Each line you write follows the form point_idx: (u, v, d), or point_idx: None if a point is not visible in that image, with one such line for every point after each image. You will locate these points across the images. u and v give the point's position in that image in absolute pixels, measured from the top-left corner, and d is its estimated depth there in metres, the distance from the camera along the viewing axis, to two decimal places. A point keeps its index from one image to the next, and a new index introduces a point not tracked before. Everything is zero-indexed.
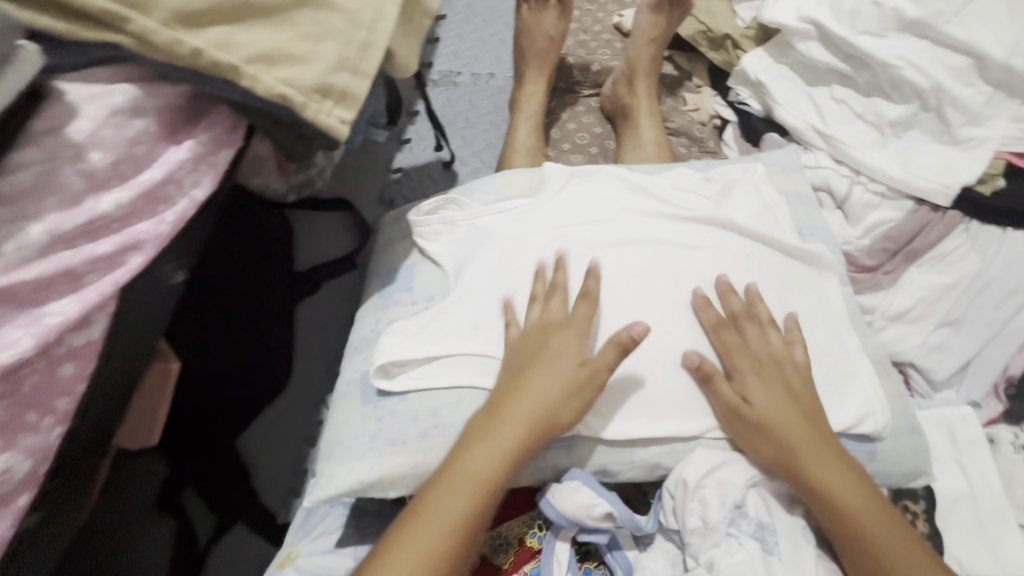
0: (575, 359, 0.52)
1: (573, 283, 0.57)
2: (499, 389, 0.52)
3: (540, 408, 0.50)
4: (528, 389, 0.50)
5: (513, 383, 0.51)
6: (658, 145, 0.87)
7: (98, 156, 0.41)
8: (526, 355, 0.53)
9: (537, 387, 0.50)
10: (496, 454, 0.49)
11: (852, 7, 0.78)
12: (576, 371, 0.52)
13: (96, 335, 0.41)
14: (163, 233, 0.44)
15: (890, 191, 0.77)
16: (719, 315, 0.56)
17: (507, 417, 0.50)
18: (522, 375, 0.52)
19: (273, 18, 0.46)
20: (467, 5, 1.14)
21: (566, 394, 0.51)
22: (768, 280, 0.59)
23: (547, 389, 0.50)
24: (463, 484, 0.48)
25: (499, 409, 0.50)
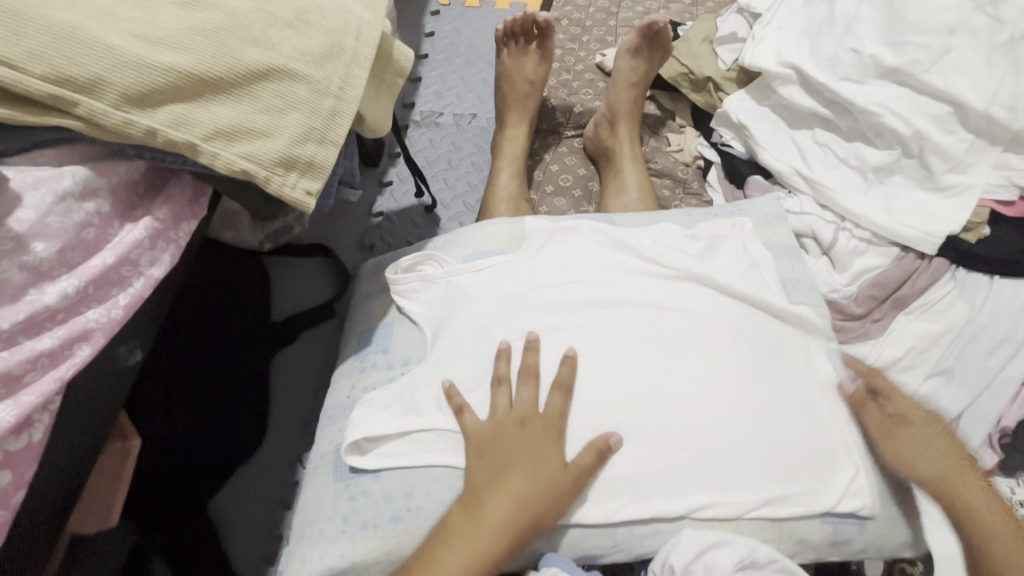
0: (557, 461, 0.51)
1: (545, 368, 0.55)
2: (473, 485, 0.50)
3: (517, 511, 0.48)
4: (506, 487, 0.49)
5: (490, 479, 0.50)
6: (642, 189, 0.87)
7: (41, 246, 0.39)
8: (501, 450, 0.51)
9: (516, 484, 0.49)
10: (470, 553, 0.47)
11: (831, 53, 0.79)
12: (559, 476, 0.50)
13: (38, 436, 0.38)
14: (116, 318, 0.42)
15: (876, 237, 0.76)
16: (708, 378, 0.54)
17: (481, 520, 0.48)
18: (497, 473, 0.50)
19: (233, 93, 0.44)
20: (450, 44, 1.14)
21: (546, 493, 0.49)
22: (757, 340, 0.58)
23: (523, 487, 0.49)
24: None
25: (472, 507, 0.49)
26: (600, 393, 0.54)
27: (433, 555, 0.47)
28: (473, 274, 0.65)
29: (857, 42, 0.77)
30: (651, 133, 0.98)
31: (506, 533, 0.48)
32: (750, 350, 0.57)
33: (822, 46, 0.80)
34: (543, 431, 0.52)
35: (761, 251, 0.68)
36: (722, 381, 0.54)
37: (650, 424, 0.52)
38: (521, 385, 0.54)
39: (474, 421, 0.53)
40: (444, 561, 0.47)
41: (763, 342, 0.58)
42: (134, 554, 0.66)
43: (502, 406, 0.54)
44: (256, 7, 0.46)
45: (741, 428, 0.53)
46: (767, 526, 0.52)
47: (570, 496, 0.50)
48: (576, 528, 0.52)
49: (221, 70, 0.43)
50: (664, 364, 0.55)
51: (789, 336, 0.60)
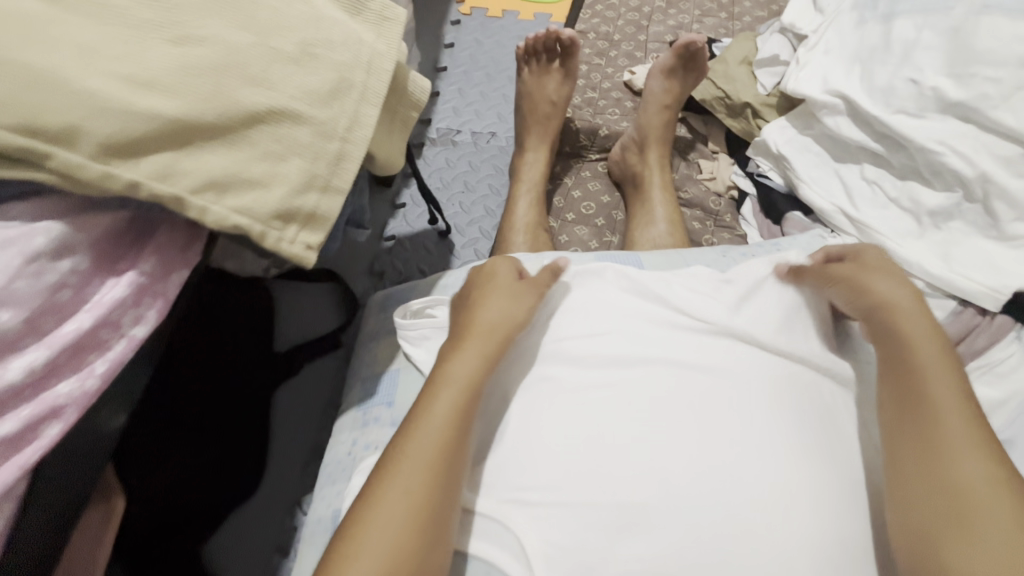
0: (491, 315, 0.55)
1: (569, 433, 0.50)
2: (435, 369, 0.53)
3: (460, 401, 0.49)
4: (465, 356, 0.52)
5: (434, 386, 0.51)
6: (670, 222, 0.80)
7: (5, 315, 0.35)
8: (450, 352, 0.53)
9: (477, 341, 0.53)
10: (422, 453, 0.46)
11: (885, 83, 0.72)
12: (495, 330, 0.54)
13: None
14: (90, 390, 0.38)
15: (929, 288, 0.69)
16: (752, 453, 0.48)
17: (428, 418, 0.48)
18: (442, 374, 0.51)
19: (226, 139, 0.40)
20: (470, 56, 1.09)
21: (502, 335, 0.54)
22: (806, 410, 0.51)
23: (483, 353, 0.53)
24: (418, 466, 0.45)
25: (435, 384, 0.51)
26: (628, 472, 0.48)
27: (404, 443, 0.47)
28: None
29: (915, 72, 0.70)
30: (682, 158, 0.92)
31: (468, 395, 0.50)
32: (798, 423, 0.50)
33: (875, 74, 0.74)
34: (487, 326, 0.55)
35: (821, 300, 0.61)
36: (770, 458, 0.48)
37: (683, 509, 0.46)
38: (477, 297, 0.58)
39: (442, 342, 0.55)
40: (416, 444, 0.46)
41: (819, 411, 0.52)
42: None
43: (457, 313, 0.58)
44: (255, 41, 0.41)
45: (794, 514, 0.46)
46: None
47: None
48: (531, 520, 0.48)
49: (215, 115, 0.39)
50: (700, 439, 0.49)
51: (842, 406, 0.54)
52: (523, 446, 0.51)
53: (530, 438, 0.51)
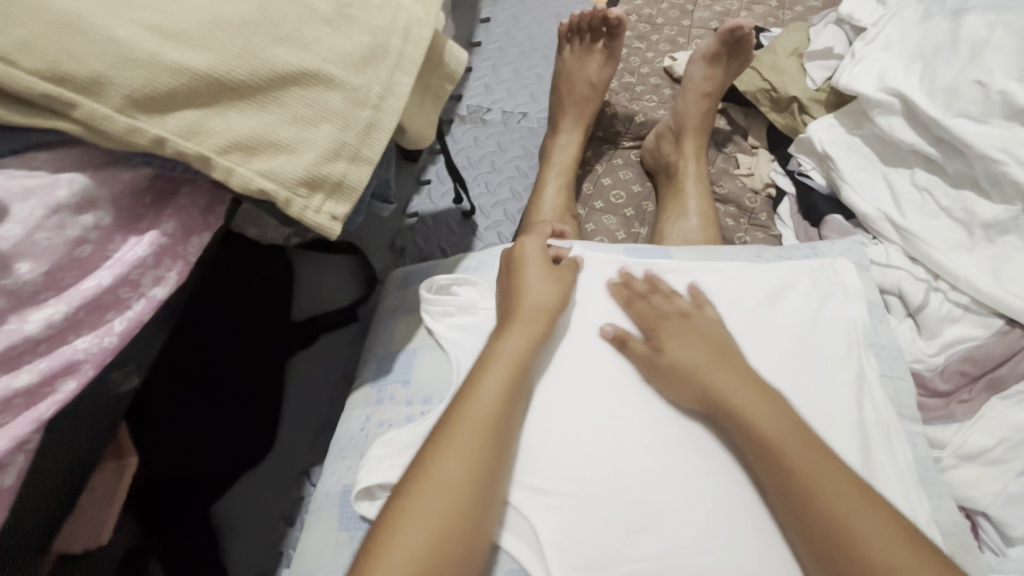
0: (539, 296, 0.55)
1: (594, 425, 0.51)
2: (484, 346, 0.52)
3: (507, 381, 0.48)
4: (517, 333, 0.52)
5: (476, 369, 0.49)
6: (704, 217, 0.77)
7: (25, 267, 0.34)
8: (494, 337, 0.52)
9: (525, 320, 0.53)
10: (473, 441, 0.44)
11: (948, 84, 0.68)
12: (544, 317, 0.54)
13: (9, 481, 0.35)
14: (108, 348, 0.37)
15: (974, 303, 0.66)
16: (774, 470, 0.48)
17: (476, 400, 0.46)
18: (484, 362, 0.50)
19: (256, 100, 0.38)
20: (505, 32, 1.06)
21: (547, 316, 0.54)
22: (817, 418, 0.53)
23: (531, 332, 0.52)
24: (473, 436, 0.44)
25: (485, 360, 0.50)
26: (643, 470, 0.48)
27: (454, 417, 0.45)
28: None
29: (983, 74, 0.66)
30: (718, 151, 0.89)
31: (518, 371, 0.49)
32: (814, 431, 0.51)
33: (937, 74, 0.69)
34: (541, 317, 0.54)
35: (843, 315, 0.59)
36: None
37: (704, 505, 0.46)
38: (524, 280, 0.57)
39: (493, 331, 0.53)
40: (467, 419, 0.45)
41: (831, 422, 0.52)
42: None
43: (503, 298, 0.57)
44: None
45: None
46: None
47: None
48: (559, 517, 0.47)
49: (245, 72, 0.37)
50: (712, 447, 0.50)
51: (873, 423, 0.53)
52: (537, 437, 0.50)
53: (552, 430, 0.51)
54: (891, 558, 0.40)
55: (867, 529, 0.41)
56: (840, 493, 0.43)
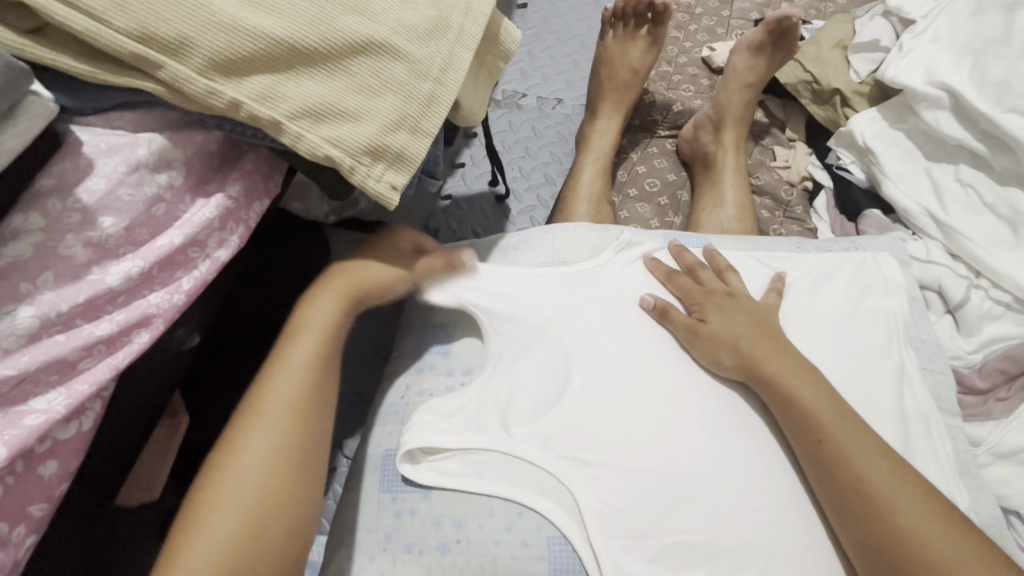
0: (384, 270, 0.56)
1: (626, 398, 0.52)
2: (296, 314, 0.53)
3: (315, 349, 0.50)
4: (323, 298, 0.52)
5: (289, 338, 0.50)
6: (741, 207, 0.77)
7: (109, 221, 0.35)
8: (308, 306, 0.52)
9: (334, 290, 0.53)
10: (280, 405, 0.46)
11: (999, 79, 0.67)
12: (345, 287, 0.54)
13: (87, 425, 0.35)
14: (178, 304, 0.39)
15: (1017, 301, 0.65)
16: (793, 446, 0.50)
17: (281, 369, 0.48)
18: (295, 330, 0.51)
19: (326, 67, 0.39)
20: (542, 19, 1.05)
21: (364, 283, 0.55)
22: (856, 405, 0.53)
23: (340, 300, 0.53)
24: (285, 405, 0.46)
25: (295, 329, 0.51)
26: (682, 448, 0.49)
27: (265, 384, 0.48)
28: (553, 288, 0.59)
29: None
30: (755, 143, 0.88)
31: (328, 338, 0.51)
32: None
33: (988, 69, 0.68)
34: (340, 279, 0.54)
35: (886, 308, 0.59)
36: None
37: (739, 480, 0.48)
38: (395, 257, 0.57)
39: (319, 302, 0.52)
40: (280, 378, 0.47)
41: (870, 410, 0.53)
42: None
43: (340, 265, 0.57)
44: None
45: None
46: None
47: (639, 548, 0.46)
48: (600, 487, 0.48)
49: (318, 40, 0.38)
50: (750, 431, 0.51)
51: (913, 415, 0.54)
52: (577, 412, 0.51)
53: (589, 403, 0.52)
54: (907, 519, 0.43)
55: (889, 491, 0.44)
56: (871, 465, 0.46)
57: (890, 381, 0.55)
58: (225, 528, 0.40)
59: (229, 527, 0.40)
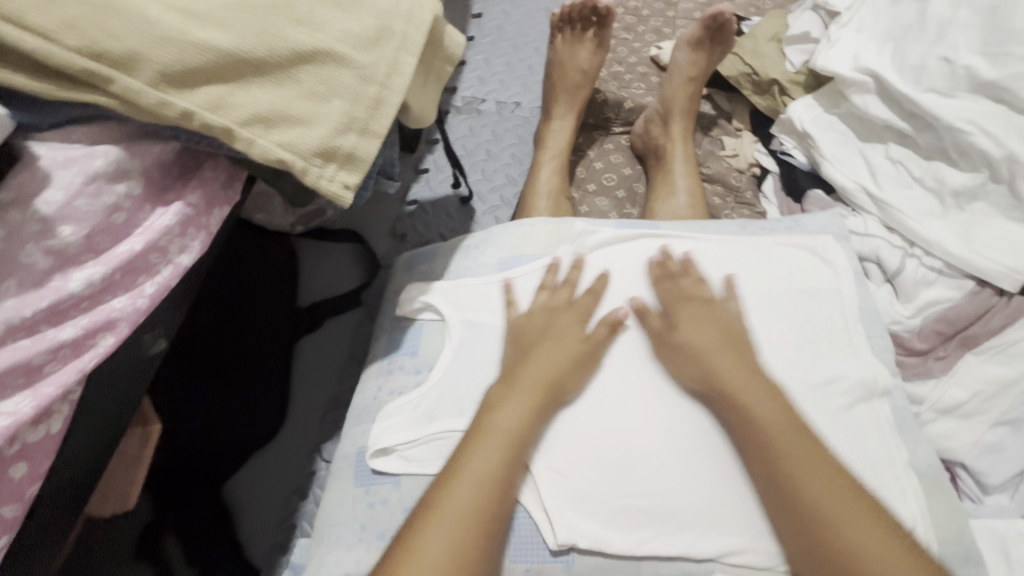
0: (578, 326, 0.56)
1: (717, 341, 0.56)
2: (478, 413, 0.51)
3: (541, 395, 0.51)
4: (510, 405, 0.50)
5: (499, 401, 0.50)
6: (692, 194, 0.81)
7: (68, 230, 0.37)
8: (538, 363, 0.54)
9: (528, 391, 0.51)
10: (489, 468, 0.46)
11: (917, 62, 0.72)
12: (584, 342, 0.55)
13: (56, 428, 0.37)
14: (141, 308, 0.40)
15: (947, 267, 0.70)
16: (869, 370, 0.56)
17: (495, 425, 0.49)
18: (510, 394, 0.51)
19: (274, 76, 0.41)
20: (497, 27, 1.09)
21: (556, 379, 0.52)
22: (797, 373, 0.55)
23: (534, 404, 0.50)
24: (475, 499, 0.45)
25: (478, 435, 0.48)
26: None
27: (447, 489, 0.45)
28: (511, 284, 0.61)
29: (949, 50, 0.70)
30: (704, 134, 0.92)
31: (515, 446, 0.48)
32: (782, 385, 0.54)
33: (908, 53, 0.73)
34: (572, 343, 0.55)
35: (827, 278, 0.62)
36: None
37: (678, 449, 0.50)
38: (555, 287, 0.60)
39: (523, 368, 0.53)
40: (466, 479, 0.45)
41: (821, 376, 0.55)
42: (149, 530, 0.65)
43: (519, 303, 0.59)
44: None
45: None
46: None
47: (590, 510, 0.49)
48: (553, 461, 0.50)
49: (264, 51, 0.40)
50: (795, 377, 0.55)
51: (855, 377, 0.56)
52: (566, 380, 0.52)
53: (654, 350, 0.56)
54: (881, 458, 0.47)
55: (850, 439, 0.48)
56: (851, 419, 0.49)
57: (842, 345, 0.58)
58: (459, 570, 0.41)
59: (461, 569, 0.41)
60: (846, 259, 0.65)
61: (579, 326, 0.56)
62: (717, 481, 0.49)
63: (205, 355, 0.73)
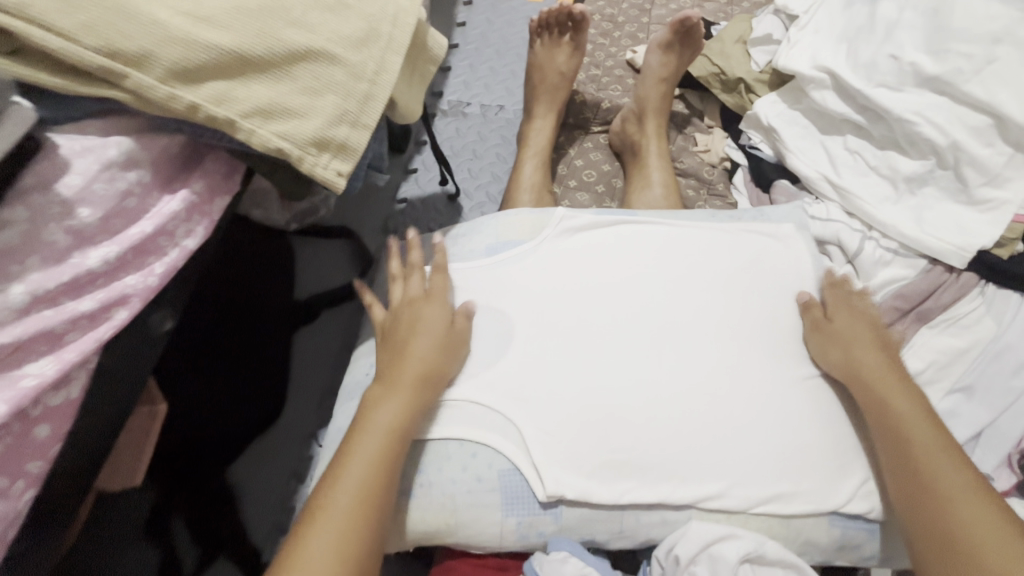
0: (441, 315, 0.57)
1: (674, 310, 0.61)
2: (361, 407, 0.52)
3: (416, 380, 0.53)
4: (387, 403, 0.51)
5: (379, 394, 0.52)
6: (666, 187, 0.86)
7: (86, 212, 0.41)
8: (404, 340, 0.55)
9: (405, 385, 0.52)
10: (369, 463, 0.48)
11: (869, 59, 0.78)
12: (445, 329, 0.56)
13: (75, 393, 0.40)
14: (152, 285, 0.43)
15: (902, 248, 0.75)
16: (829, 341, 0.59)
17: (374, 418, 0.50)
18: (388, 386, 0.52)
19: (271, 73, 0.45)
20: (481, 34, 1.14)
21: (423, 374, 0.53)
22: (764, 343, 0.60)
23: (413, 396, 0.52)
24: (353, 487, 0.46)
25: (360, 430, 0.50)
26: (701, 367, 0.57)
27: (328, 487, 0.47)
28: (499, 264, 0.65)
29: (896, 49, 0.76)
30: (678, 132, 0.97)
31: (393, 438, 0.50)
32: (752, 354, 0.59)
33: (860, 51, 0.79)
34: (446, 331, 0.56)
35: (795, 257, 0.67)
36: (729, 378, 0.57)
37: (654, 411, 0.55)
38: (410, 275, 0.61)
39: (408, 359, 0.54)
40: (348, 471, 0.47)
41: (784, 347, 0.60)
42: (157, 511, 0.69)
43: (398, 294, 0.60)
44: None
45: (749, 412, 0.55)
46: (775, 526, 0.53)
47: (575, 465, 0.53)
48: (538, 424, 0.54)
49: (263, 50, 0.44)
50: (762, 346, 0.59)
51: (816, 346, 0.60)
52: (438, 368, 0.54)
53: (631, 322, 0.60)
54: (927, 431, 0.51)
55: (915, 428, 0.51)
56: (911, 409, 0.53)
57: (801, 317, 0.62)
58: (336, 560, 0.43)
59: (343, 559, 0.43)
60: (808, 241, 0.70)
61: (444, 305, 0.58)
62: (687, 436, 0.54)
63: (203, 347, 0.76)
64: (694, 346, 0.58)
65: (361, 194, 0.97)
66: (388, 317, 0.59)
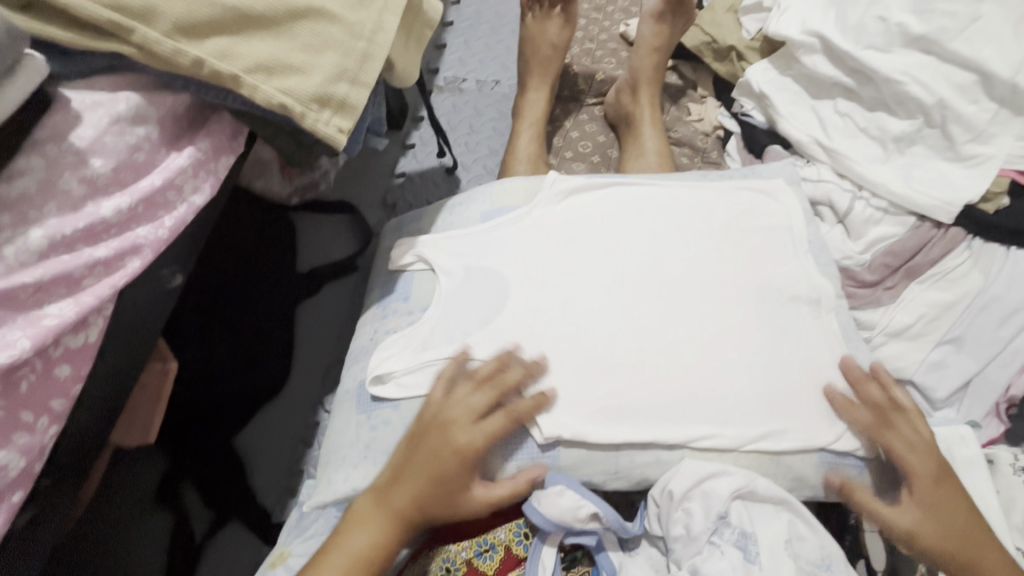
0: (461, 438, 0.52)
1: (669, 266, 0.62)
2: (346, 516, 0.53)
3: (412, 506, 0.51)
4: (365, 528, 0.52)
5: (371, 512, 0.52)
6: (661, 154, 0.87)
7: (98, 162, 0.42)
8: (417, 448, 0.53)
9: (393, 510, 0.51)
10: None
11: (857, 22, 0.79)
12: (466, 451, 0.52)
13: (94, 337, 0.42)
14: (162, 238, 0.45)
15: (892, 207, 0.76)
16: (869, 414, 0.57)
17: (352, 541, 0.51)
18: (379, 506, 0.52)
19: (273, 30, 0.47)
20: (475, 12, 1.15)
21: (443, 475, 0.52)
22: (755, 295, 0.61)
23: (392, 525, 0.52)
24: None
25: (337, 542, 0.52)
26: (694, 317, 0.59)
27: None
28: (495, 228, 0.67)
29: (884, 11, 0.77)
30: (672, 103, 0.98)
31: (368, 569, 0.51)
32: (743, 306, 0.60)
33: (849, 14, 0.80)
34: (458, 448, 0.52)
35: (785, 215, 0.69)
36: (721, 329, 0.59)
37: (647, 360, 0.57)
38: (462, 376, 0.56)
39: (402, 489, 0.52)
40: None
41: (771, 298, 0.61)
42: (168, 478, 0.72)
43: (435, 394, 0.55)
44: None
45: (739, 359, 0.58)
46: (768, 463, 0.56)
47: (574, 409, 0.55)
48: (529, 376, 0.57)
49: (264, 6, 0.46)
50: (751, 298, 0.61)
51: (801, 297, 0.62)
52: (444, 493, 0.52)
53: (626, 277, 0.61)
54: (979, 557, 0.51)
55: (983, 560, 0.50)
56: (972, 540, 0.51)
57: (791, 270, 0.64)
58: None
59: None
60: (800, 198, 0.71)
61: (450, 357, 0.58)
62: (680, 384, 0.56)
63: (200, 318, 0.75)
64: (687, 299, 0.60)
65: (360, 169, 0.98)
66: (425, 416, 0.55)
